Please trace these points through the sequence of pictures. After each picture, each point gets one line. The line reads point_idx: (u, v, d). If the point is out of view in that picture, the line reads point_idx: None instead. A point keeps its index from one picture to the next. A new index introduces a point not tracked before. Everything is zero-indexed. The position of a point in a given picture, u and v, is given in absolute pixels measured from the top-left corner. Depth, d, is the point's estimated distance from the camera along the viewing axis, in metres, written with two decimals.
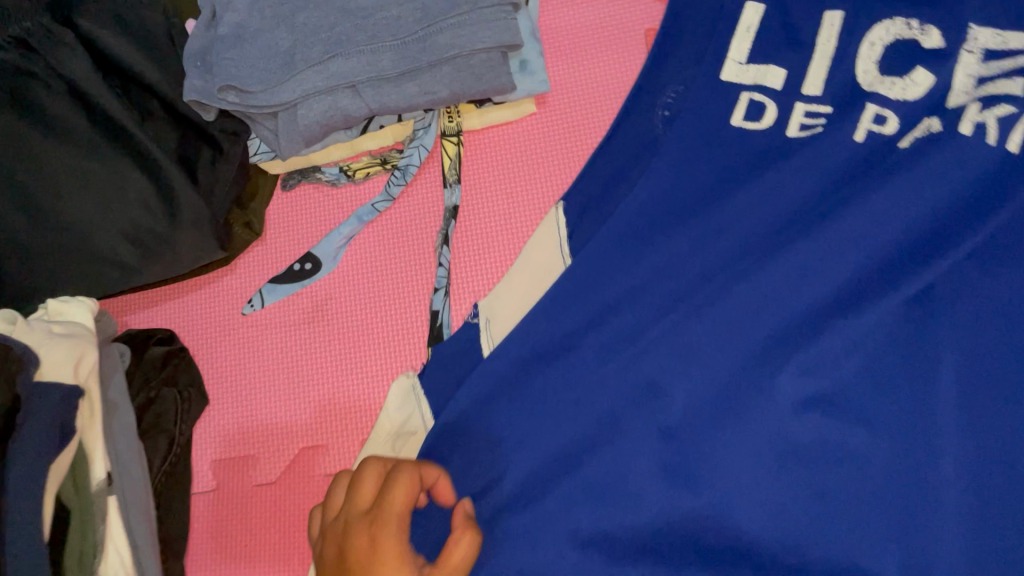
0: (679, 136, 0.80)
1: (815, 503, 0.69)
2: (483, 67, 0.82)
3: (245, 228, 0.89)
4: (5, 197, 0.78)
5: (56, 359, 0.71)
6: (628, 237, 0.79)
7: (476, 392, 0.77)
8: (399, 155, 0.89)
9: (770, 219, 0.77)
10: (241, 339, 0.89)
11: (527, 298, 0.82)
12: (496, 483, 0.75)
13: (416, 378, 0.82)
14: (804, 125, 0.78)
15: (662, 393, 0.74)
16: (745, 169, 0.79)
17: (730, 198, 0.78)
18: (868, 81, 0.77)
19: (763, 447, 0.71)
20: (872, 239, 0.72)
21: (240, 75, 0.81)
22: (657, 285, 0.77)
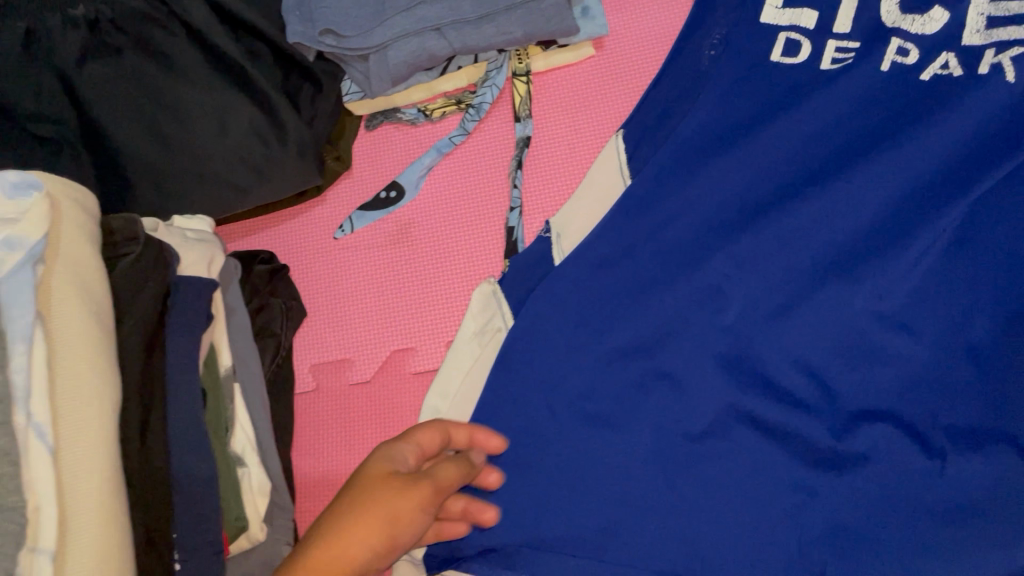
0: (731, 69, 0.87)
1: (859, 387, 0.77)
2: (551, 10, 0.93)
3: (336, 161, 0.99)
4: (138, 128, 0.89)
5: (193, 258, 0.82)
6: (684, 159, 0.85)
7: (551, 301, 0.83)
8: (473, 95, 1.00)
9: (813, 134, 0.84)
10: (333, 259, 1.00)
11: (593, 213, 0.91)
12: (568, 381, 0.81)
13: (496, 284, 0.92)
14: (835, 59, 0.86)
15: (722, 296, 0.81)
16: (788, 94, 0.86)
17: (775, 122, 0.84)
18: (892, 20, 0.85)
19: (814, 339, 0.78)
20: (908, 160, 0.81)
21: (338, 21, 0.92)
22: (709, 201, 0.84)
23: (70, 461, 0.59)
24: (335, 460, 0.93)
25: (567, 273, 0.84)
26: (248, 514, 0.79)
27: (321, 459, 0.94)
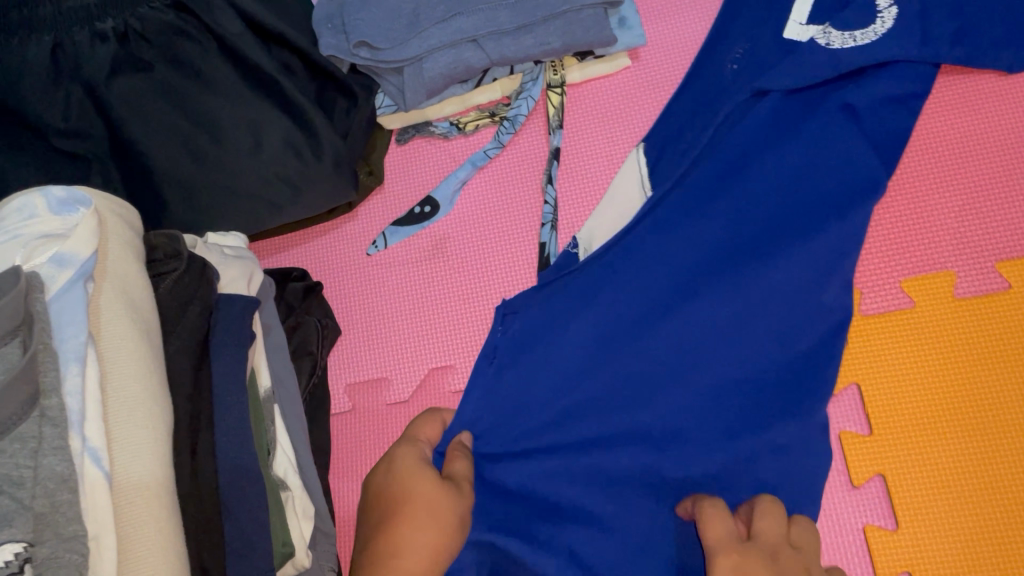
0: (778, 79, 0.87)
1: None
2: (589, 21, 0.92)
3: (368, 176, 0.97)
4: (168, 143, 0.87)
5: (232, 276, 0.79)
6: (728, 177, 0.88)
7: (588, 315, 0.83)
8: (507, 108, 0.98)
9: (852, 153, 0.86)
10: (367, 276, 0.97)
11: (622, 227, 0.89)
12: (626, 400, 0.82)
13: None
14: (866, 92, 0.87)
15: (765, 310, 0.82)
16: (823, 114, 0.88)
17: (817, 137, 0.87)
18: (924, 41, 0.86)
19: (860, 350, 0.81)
20: None
21: (371, 33, 0.91)
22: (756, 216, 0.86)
23: (128, 485, 0.57)
24: None
25: (597, 294, 0.84)
26: (294, 541, 0.76)
27: (360, 481, 0.91)
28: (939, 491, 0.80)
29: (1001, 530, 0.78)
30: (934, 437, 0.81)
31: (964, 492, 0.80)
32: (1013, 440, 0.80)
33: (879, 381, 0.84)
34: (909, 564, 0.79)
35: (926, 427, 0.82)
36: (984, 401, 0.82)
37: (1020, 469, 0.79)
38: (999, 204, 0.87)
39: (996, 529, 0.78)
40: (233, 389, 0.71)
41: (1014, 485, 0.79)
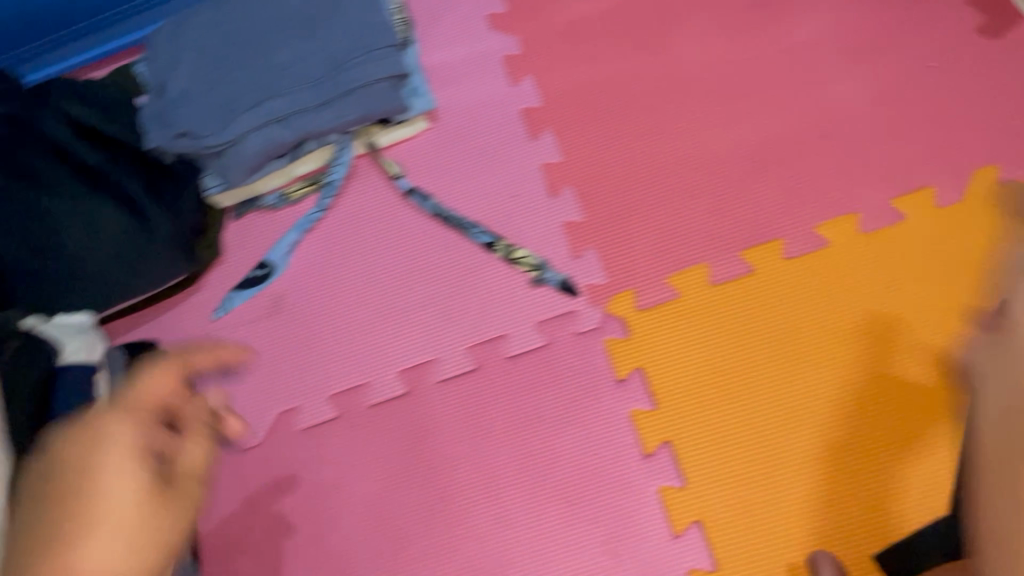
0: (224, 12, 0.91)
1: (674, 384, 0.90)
2: (382, 92, 1.07)
3: (206, 249, 1.09)
4: (12, 236, 0.95)
5: (75, 345, 0.88)
6: None
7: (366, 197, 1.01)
8: (325, 175, 1.12)
9: None
10: (214, 339, 1.07)
11: None
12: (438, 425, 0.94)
13: None
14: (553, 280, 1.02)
15: None
16: None
17: None
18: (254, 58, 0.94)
19: None
20: None
21: (193, 124, 1.05)
22: None
23: None
24: (236, 524, 0.98)
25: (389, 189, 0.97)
26: None
27: (226, 521, 0.99)
28: (811, 471, 0.90)
29: (745, 434, 0.93)
30: (793, 428, 0.92)
31: (854, 466, 0.90)
32: (896, 391, 0.92)
33: (660, 369, 0.96)
34: (668, 436, 0.93)
35: (695, 391, 0.95)
36: (726, 367, 0.96)
37: (919, 407, 0.91)
38: (740, 205, 1.02)
39: (913, 485, 0.88)
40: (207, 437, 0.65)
41: (908, 435, 0.90)
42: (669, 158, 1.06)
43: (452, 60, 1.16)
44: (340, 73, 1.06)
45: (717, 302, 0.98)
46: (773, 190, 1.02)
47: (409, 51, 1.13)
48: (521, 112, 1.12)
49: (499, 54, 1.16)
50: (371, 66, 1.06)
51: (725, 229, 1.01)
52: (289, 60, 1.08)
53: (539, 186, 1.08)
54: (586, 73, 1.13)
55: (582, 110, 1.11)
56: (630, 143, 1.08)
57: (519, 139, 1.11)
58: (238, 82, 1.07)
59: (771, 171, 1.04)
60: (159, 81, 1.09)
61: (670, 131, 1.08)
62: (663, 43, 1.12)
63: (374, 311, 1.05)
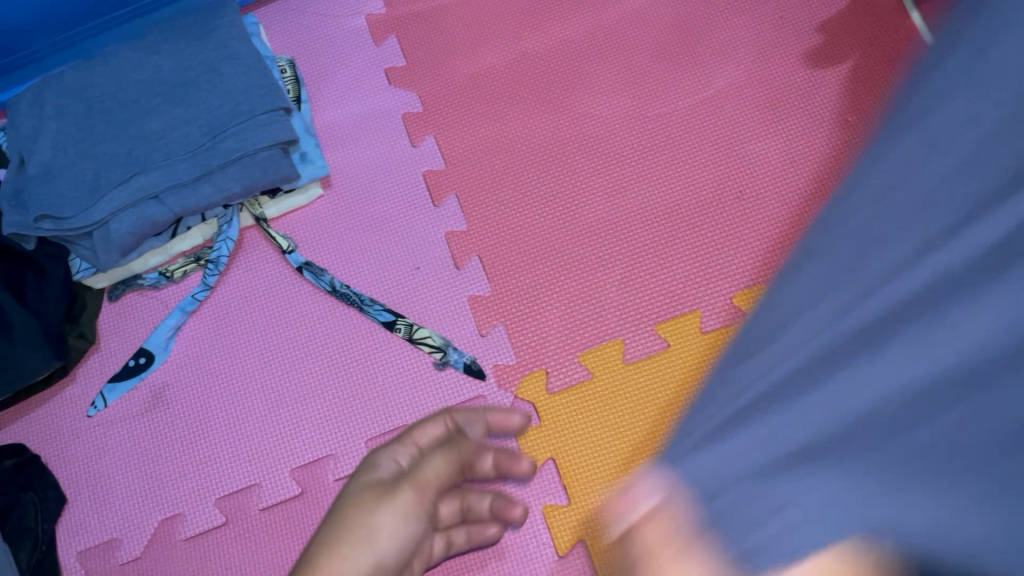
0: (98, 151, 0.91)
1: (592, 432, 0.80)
2: (267, 161, 0.98)
3: (80, 338, 0.99)
4: None
5: None
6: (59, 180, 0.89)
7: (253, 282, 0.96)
8: (210, 250, 1.02)
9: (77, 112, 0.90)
10: (91, 438, 0.97)
11: None
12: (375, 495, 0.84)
13: None
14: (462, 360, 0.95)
15: None
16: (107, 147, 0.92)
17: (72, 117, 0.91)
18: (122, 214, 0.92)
19: None
20: None
21: (54, 205, 0.94)
22: None
23: None
24: None
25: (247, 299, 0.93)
26: None
27: None
28: None
29: None
30: None
31: None
32: None
33: (573, 459, 0.91)
34: (580, 534, 0.88)
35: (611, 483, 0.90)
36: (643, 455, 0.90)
37: None
38: (655, 273, 0.97)
39: None
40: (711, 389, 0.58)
41: None
42: (582, 223, 1.00)
43: (348, 120, 1.08)
44: (220, 141, 0.97)
45: (633, 383, 0.93)
46: (688, 256, 0.97)
47: (300, 113, 1.05)
48: (423, 175, 1.04)
49: (397, 111, 1.08)
50: (254, 133, 0.97)
51: (640, 302, 0.96)
52: (163, 128, 0.98)
53: (442, 255, 1.00)
54: (492, 131, 1.06)
55: (488, 170, 1.04)
56: (539, 208, 1.01)
57: (420, 205, 1.03)
58: (106, 154, 0.97)
59: (686, 236, 0.98)
60: (19, 152, 0.99)
61: (580, 194, 1.01)
62: (572, 100, 1.06)
63: (267, 401, 0.96)
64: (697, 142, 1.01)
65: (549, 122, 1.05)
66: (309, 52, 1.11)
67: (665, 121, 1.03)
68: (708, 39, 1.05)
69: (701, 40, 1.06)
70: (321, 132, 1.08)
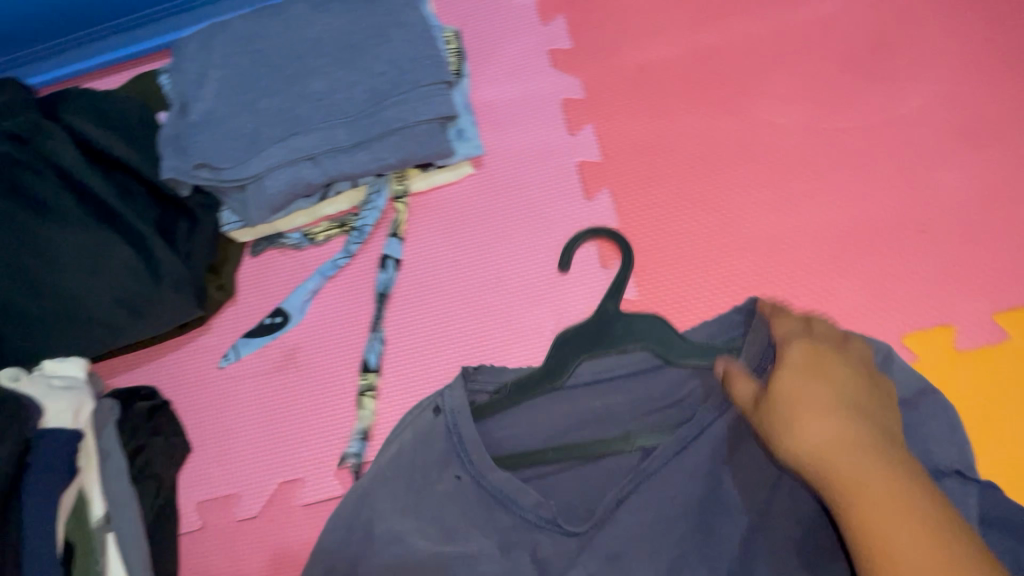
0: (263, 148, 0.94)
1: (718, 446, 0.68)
2: (425, 135, 0.95)
3: (219, 290, 0.98)
4: (8, 274, 0.87)
5: (59, 408, 0.79)
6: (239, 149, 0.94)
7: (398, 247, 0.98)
8: (355, 218, 1.01)
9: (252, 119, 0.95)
10: (220, 389, 0.98)
11: None
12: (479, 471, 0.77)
13: None
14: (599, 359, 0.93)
15: None
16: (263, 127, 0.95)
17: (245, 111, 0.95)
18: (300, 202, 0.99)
19: None
20: None
21: (212, 154, 0.93)
22: None
23: None
24: None
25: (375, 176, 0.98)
26: None
27: None
28: None
29: None
30: None
31: None
32: None
33: None
34: None
35: None
36: None
37: None
38: (816, 299, 0.91)
39: None
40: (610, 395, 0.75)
41: None
42: (740, 236, 0.95)
43: (506, 98, 1.04)
44: (381, 109, 0.95)
45: None
46: (853, 287, 0.91)
47: (461, 87, 1.01)
48: (578, 166, 1.00)
49: (557, 96, 1.04)
50: (416, 105, 0.94)
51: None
52: (325, 89, 0.96)
53: (590, 251, 0.96)
54: (655, 128, 1.01)
55: (644, 169, 0.99)
56: (697, 214, 0.97)
57: (572, 197, 0.99)
58: (267, 108, 0.95)
59: (853, 266, 0.92)
60: (182, 98, 0.98)
61: (743, 204, 0.96)
62: (743, 105, 1.00)
63: (398, 378, 0.95)
64: (876, 167, 0.96)
65: (715, 126, 1.00)
66: (474, 25, 1.08)
67: (842, 140, 0.97)
68: (896, 60, 1.00)
69: (889, 59, 1.00)
70: (477, 108, 1.05)
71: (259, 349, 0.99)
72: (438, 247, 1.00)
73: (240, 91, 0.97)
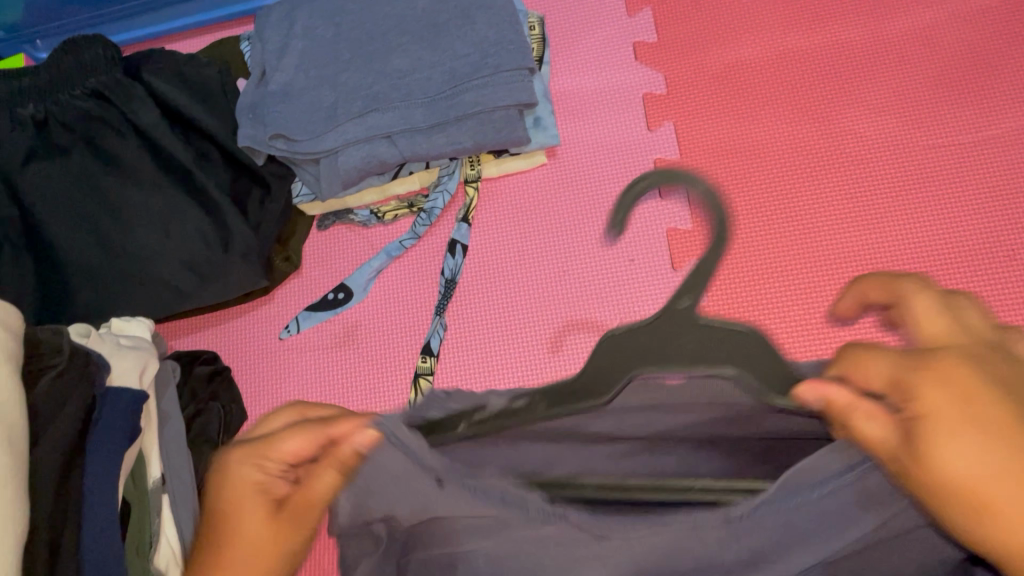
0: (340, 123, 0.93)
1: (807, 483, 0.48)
2: (502, 121, 0.94)
3: (285, 262, 0.99)
4: (83, 229, 0.88)
5: (125, 367, 0.81)
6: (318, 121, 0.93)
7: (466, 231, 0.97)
8: (425, 199, 1.00)
9: (331, 93, 0.94)
10: (280, 360, 0.98)
11: None
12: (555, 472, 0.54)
13: None
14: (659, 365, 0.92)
15: None
16: (341, 102, 0.94)
17: (325, 84, 0.95)
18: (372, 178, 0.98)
19: None
20: None
21: (289, 126, 0.93)
22: None
23: None
24: None
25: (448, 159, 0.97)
26: None
27: None
28: None
29: None
30: None
31: None
32: None
33: None
34: None
35: None
36: None
37: None
38: None
39: None
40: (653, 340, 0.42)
41: None
42: (819, 248, 0.92)
43: (586, 89, 1.02)
44: (460, 92, 0.93)
45: None
46: None
47: (541, 74, 1.00)
48: (654, 163, 0.98)
49: (638, 90, 1.01)
50: (497, 90, 0.93)
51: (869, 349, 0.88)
52: (406, 67, 0.95)
53: (660, 252, 0.95)
54: (737, 131, 0.98)
55: (723, 172, 0.97)
56: (774, 221, 0.94)
57: (647, 195, 0.97)
58: (347, 84, 0.95)
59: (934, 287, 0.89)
60: (263, 67, 0.98)
61: (824, 214, 0.93)
62: (831, 113, 0.97)
63: (457, 363, 0.95)
64: (967, 186, 0.92)
65: (800, 133, 0.97)
66: (559, 12, 1.06)
67: (933, 156, 0.94)
68: (999, 76, 0.95)
69: (990, 76, 0.95)
70: (556, 97, 1.03)
71: (319, 324, 0.98)
72: (507, 235, 0.99)
73: (321, 63, 0.96)
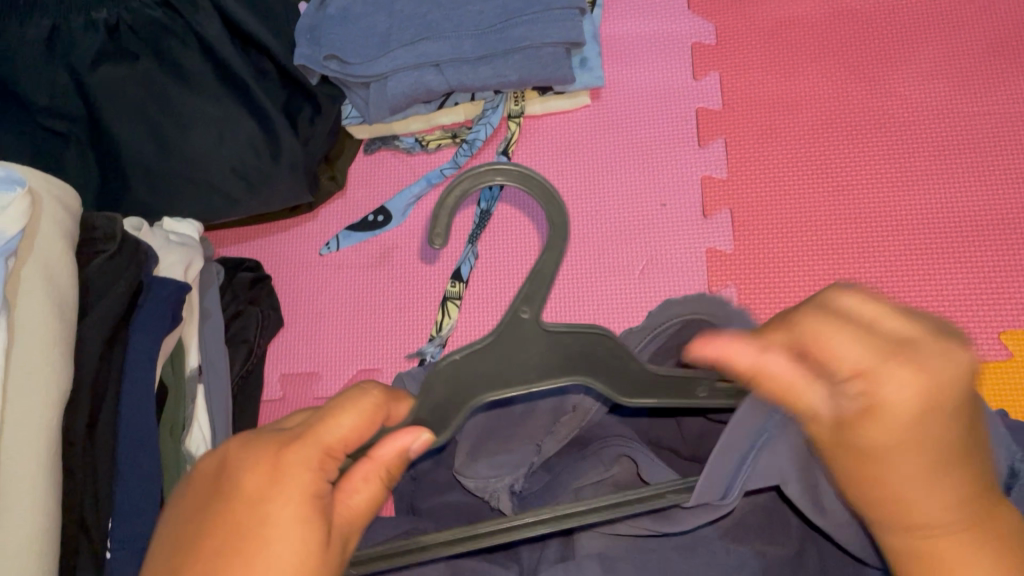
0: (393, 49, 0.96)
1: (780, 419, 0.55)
2: (549, 58, 0.96)
3: (331, 180, 1.03)
4: (144, 130, 0.93)
5: (171, 261, 0.85)
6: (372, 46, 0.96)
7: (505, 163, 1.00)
8: (468, 131, 1.04)
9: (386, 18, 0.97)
10: (317, 274, 1.03)
11: None
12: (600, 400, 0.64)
13: None
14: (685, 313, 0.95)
15: None
16: (395, 28, 0.97)
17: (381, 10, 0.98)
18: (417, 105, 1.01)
19: None
20: None
21: (343, 48, 0.96)
22: None
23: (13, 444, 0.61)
24: None
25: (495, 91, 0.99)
26: None
27: None
28: None
29: None
30: None
31: None
32: None
33: None
34: None
35: None
36: None
37: None
38: (918, 281, 0.89)
39: None
40: (487, 372, 0.52)
41: None
42: (852, 206, 0.93)
43: (635, 34, 1.03)
44: (510, 26, 0.95)
45: None
46: (961, 275, 0.89)
47: (592, 16, 1.01)
48: (696, 111, 0.99)
49: (687, 39, 1.02)
50: (546, 26, 0.95)
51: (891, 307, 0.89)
52: None
53: (693, 199, 0.96)
54: (781, 85, 0.98)
55: (763, 125, 0.97)
56: (807, 176, 0.95)
57: (685, 142, 0.98)
58: (402, 11, 0.97)
59: (964, 254, 0.89)
60: None
61: (859, 173, 0.94)
62: (878, 74, 0.97)
63: (484, 289, 0.98)
64: (1008, 155, 0.92)
65: (844, 91, 0.97)
66: None
67: (979, 124, 0.93)
68: None
69: None
70: (605, 40, 1.04)
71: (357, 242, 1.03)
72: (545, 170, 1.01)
73: None
